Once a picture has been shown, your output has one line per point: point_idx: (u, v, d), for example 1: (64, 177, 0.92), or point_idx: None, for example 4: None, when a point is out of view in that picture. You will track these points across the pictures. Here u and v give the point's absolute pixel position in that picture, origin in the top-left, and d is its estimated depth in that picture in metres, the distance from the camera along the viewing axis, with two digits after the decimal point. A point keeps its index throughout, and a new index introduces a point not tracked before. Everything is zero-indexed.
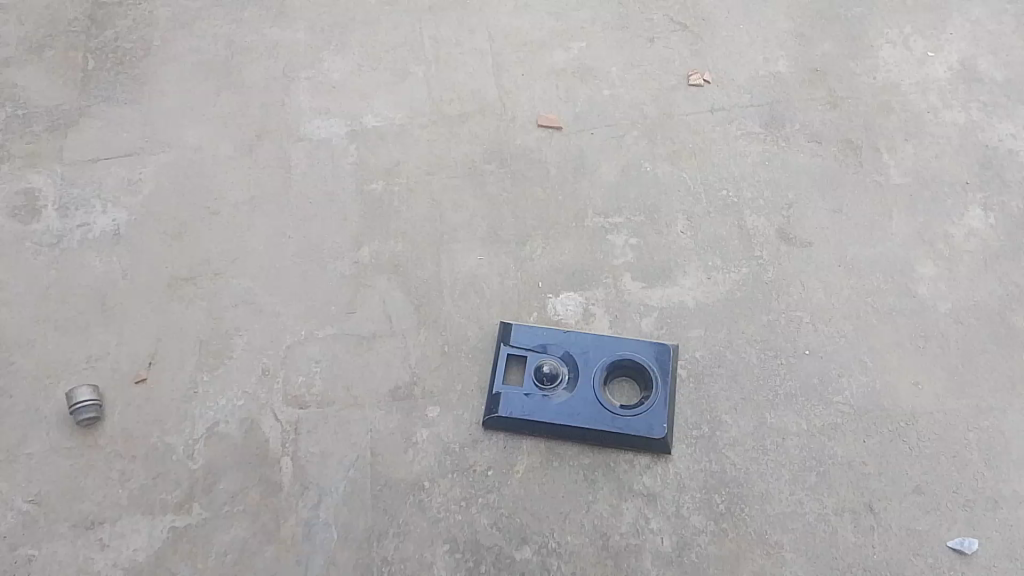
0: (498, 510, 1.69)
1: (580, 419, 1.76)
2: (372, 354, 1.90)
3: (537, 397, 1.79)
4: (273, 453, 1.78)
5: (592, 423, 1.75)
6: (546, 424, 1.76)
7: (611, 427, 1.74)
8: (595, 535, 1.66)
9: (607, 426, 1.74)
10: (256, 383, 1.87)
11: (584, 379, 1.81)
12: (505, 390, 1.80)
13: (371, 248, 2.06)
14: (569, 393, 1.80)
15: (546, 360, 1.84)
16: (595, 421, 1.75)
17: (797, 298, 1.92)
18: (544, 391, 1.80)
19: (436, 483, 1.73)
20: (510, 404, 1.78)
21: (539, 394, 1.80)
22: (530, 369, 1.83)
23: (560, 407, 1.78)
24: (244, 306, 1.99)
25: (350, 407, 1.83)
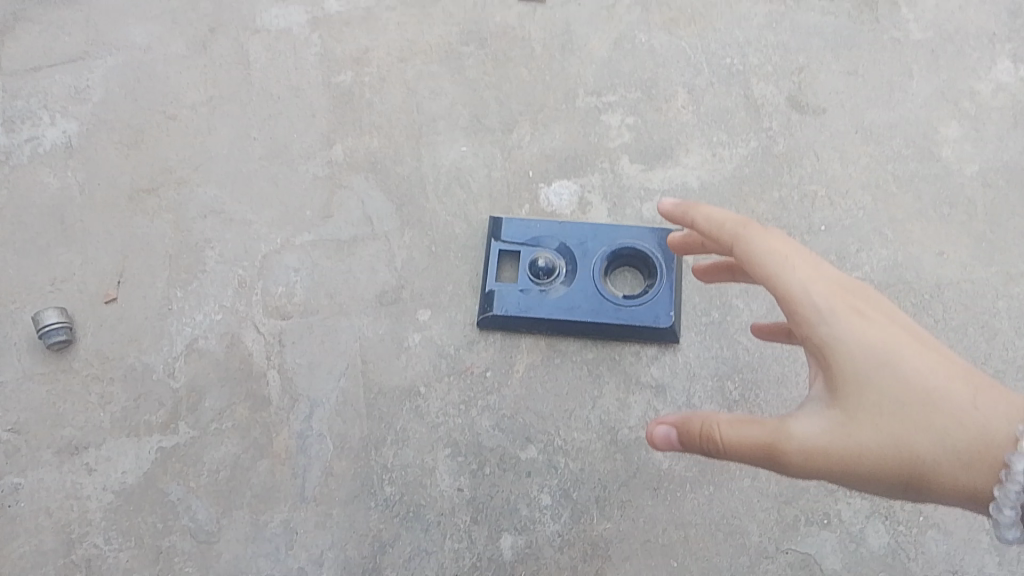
0: (500, 411, 1.60)
1: (581, 313, 1.63)
2: (356, 259, 1.78)
3: (534, 292, 1.67)
4: (258, 366, 1.67)
5: (593, 315, 1.63)
6: (545, 320, 1.64)
7: (614, 319, 1.62)
8: (603, 430, 1.57)
9: (610, 318, 1.62)
10: (234, 296, 1.75)
11: (583, 270, 1.68)
12: (499, 287, 1.67)
13: (346, 145, 1.90)
14: (568, 286, 1.67)
15: (541, 253, 1.70)
16: (597, 314, 1.63)
17: (811, 169, 1.78)
18: (540, 286, 1.67)
19: (432, 388, 1.63)
20: (505, 302, 1.66)
21: (535, 290, 1.67)
22: (525, 264, 1.70)
23: (559, 301, 1.65)
24: (214, 216, 1.85)
25: (336, 315, 1.72)
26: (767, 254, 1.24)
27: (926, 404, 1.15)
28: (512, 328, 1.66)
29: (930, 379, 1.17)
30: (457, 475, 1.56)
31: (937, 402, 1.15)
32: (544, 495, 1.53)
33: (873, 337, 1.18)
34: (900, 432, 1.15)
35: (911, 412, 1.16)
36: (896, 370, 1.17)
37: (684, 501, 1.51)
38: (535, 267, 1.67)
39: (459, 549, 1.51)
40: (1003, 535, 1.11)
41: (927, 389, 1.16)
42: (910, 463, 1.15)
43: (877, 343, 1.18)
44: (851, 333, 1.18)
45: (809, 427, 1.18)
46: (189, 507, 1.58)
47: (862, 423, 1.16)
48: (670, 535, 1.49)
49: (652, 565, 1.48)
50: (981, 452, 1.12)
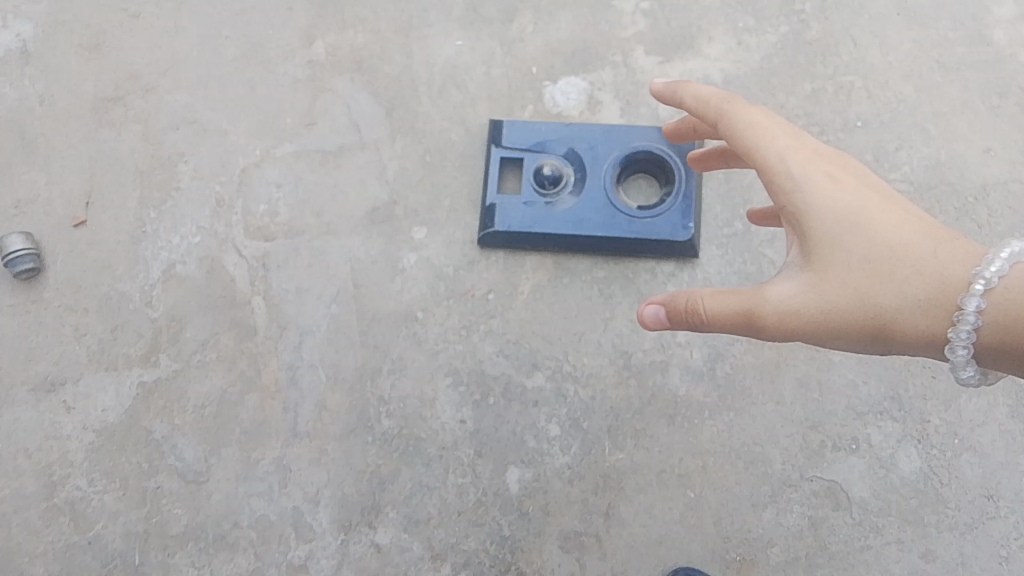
0: (504, 337, 1.48)
1: (591, 227, 1.48)
2: (343, 173, 1.61)
3: (539, 205, 1.51)
4: (242, 293, 1.55)
5: (604, 230, 1.48)
6: (551, 236, 1.49)
7: (627, 233, 1.47)
8: (615, 355, 1.45)
9: (623, 232, 1.47)
10: (213, 217, 1.60)
11: (593, 179, 1.51)
12: (501, 201, 1.51)
13: (326, 43, 1.70)
14: (576, 197, 1.51)
15: (547, 161, 1.53)
16: (609, 227, 1.48)
17: (850, 57, 1.57)
18: (546, 198, 1.51)
19: (430, 313, 1.51)
20: (508, 217, 1.50)
21: (541, 202, 1.51)
22: (528, 173, 1.53)
23: (567, 214, 1.49)
24: (186, 127, 1.67)
25: (324, 235, 1.58)
26: (741, 119, 1.16)
27: (900, 259, 1.05)
28: (516, 245, 1.51)
29: (906, 234, 1.06)
30: (459, 406, 1.46)
31: (912, 255, 1.04)
32: (552, 425, 1.44)
33: (844, 195, 1.09)
34: (870, 289, 1.05)
35: (883, 268, 1.05)
36: (867, 226, 1.07)
37: (702, 429, 1.41)
38: (540, 177, 1.51)
39: (463, 482, 1.43)
40: (959, 377, 1.03)
41: (902, 245, 1.05)
42: (881, 321, 1.05)
43: (849, 200, 1.08)
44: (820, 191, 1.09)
45: (783, 290, 1.09)
46: (178, 444, 1.50)
47: (831, 282, 1.07)
48: (686, 465, 1.40)
49: (668, 496, 1.39)
50: (951, 300, 1.01)
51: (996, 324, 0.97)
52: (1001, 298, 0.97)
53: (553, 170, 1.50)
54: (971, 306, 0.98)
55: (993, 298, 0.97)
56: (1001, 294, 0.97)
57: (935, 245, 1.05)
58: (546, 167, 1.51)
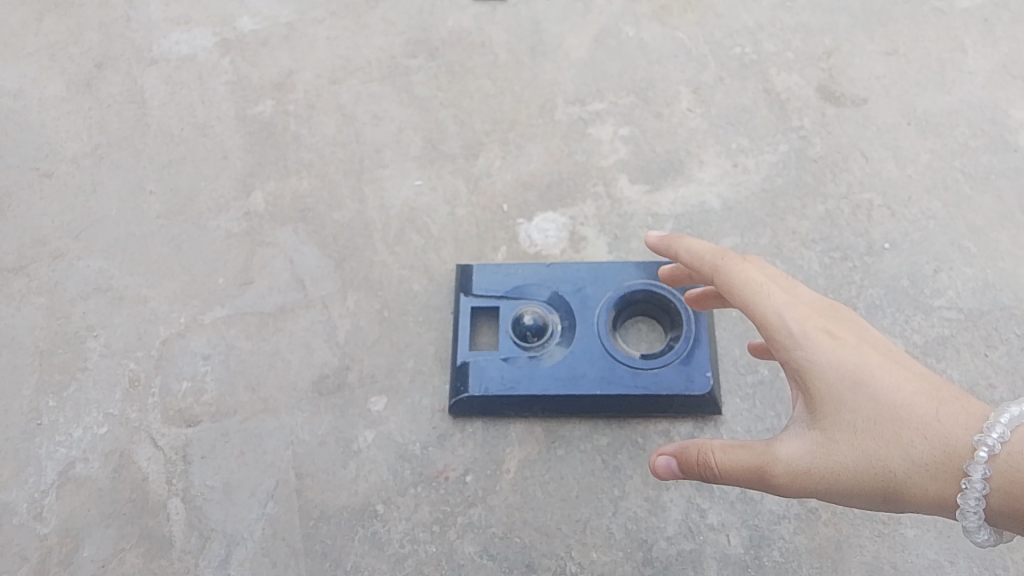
0: (487, 530, 1.17)
1: (586, 384, 1.22)
2: (285, 336, 1.36)
3: (522, 361, 1.24)
4: (156, 494, 1.23)
5: (603, 386, 1.21)
6: (540, 398, 1.22)
7: (631, 389, 1.21)
8: (631, 546, 1.14)
9: (626, 388, 1.21)
10: (124, 399, 1.32)
11: (584, 325, 1.26)
12: (475, 359, 1.25)
13: (267, 191, 1.50)
14: (566, 347, 1.25)
15: (527, 307, 1.28)
16: (608, 383, 1.21)
17: (860, 173, 1.40)
18: (529, 351, 1.25)
19: (393, 505, 1.20)
20: (484, 377, 1.24)
21: (523, 356, 1.25)
22: (506, 323, 1.28)
23: (556, 370, 1.23)
24: (99, 295, 1.43)
25: (261, 413, 1.29)
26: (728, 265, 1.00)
27: (906, 417, 0.85)
28: (497, 411, 1.24)
29: (912, 386, 0.87)
30: None
31: (918, 412, 0.85)
32: None
33: (844, 344, 0.91)
34: (876, 453, 0.86)
35: (888, 430, 0.86)
36: (867, 379, 0.88)
37: None
38: (519, 326, 1.26)
39: None
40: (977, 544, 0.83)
41: (907, 399, 0.86)
42: (891, 489, 0.86)
43: (850, 349, 0.90)
44: (816, 341, 0.91)
45: (793, 449, 0.91)
46: None
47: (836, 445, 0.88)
48: None
49: None
50: (957, 464, 0.81)
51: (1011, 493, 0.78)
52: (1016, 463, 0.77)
53: (536, 318, 1.25)
54: (978, 474, 0.79)
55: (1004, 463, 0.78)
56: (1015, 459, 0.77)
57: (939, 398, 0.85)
58: (528, 315, 1.26)
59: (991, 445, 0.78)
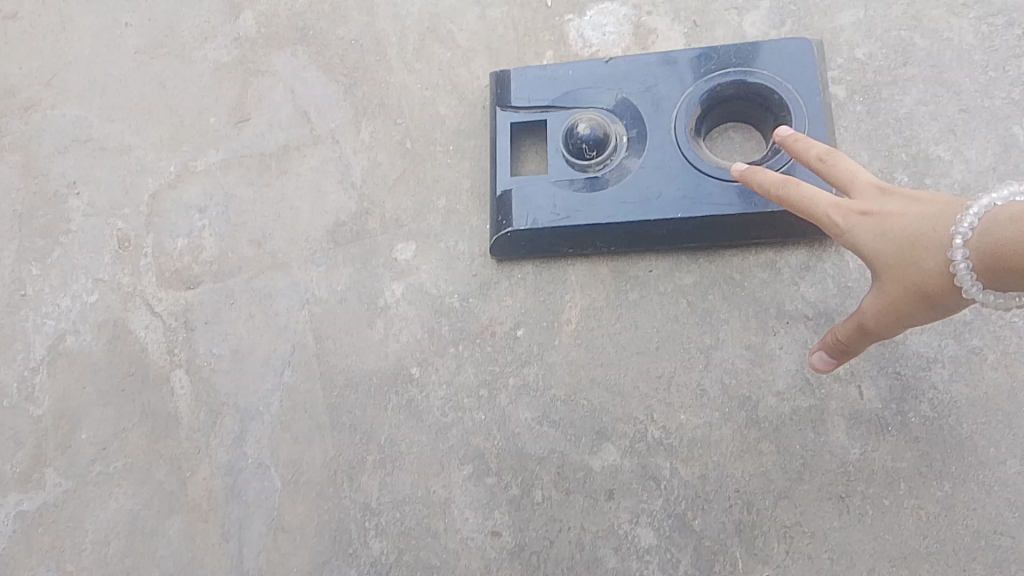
0: (547, 393, 0.95)
1: (663, 206, 0.95)
2: (291, 180, 1.13)
3: (579, 184, 0.98)
4: (156, 367, 1.05)
5: (686, 208, 0.95)
6: (605, 227, 0.96)
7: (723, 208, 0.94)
8: (731, 404, 0.91)
9: (714, 207, 0.94)
10: (114, 263, 1.12)
11: (656, 134, 0.98)
12: (519, 185, 0.99)
13: (258, 11, 1.23)
14: (635, 162, 0.98)
15: (581, 115, 1.01)
16: (691, 204, 0.95)
17: None
18: (586, 171, 0.99)
19: (431, 368, 0.99)
20: (533, 207, 0.98)
21: (580, 178, 0.98)
22: (555, 139, 1.01)
23: (623, 193, 0.96)
24: (77, 147, 1.21)
25: (269, 270, 1.08)
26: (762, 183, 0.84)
27: (923, 247, 0.69)
28: (552, 249, 0.99)
29: (926, 210, 0.70)
30: (488, 510, 0.92)
31: (930, 237, 0.68)
32: (642, 530, 0.88)
33: (875, 202, 0.74)
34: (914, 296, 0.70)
35: (914, 271, 0.69)
36: (882, 223, 0.72)
37: (897, 517, 0.85)
38: (572, 141, 0.98)
39: None
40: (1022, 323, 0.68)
41: (918, 227, 0.69)
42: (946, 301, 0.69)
43: (877, 206, 0.73)
44: (845, 217, 0.74)
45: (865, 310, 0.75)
46: None
47: (887, 307, 0.73)
48: None
49: None
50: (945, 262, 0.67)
51: (1002, 272, 0.64)
52: (994, 239, 0.64)
53: (593, 129, 0.97)
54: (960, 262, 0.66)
55: (981, 245, 0.64)
56: (990, 236, 0.64)
57: (944, 211, 0.68)
58: (582, 125, 0.98)
59: (965, 229, 0.65)
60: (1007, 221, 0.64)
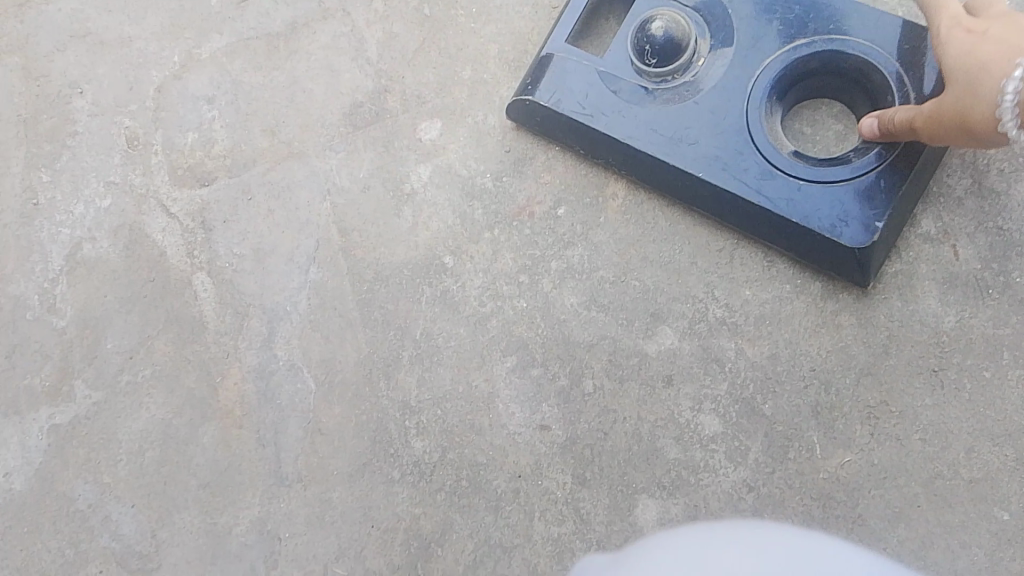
0: (595, 275, 0.86)
1: (690, 154, 0.83)
2: (301, 60, 1.02)
3: (622, 84, 0.86)
4: (177, 271, 0.99)
5: (729, 147, 0.82)
6: (623, 128, 0.85)
7: (768, 155, 0.81)
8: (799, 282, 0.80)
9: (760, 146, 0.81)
10: (125, 163, 1.05)
11: (740, 51, 0.84)
12: (565, 57, 0.88)
13: None
14: (695, 77, 0.85)
15: (666, 13, 0.85)
16: (739, 141, 0.82)
17: None
18: (641, 77, 0.86)
19: (465, 255, 0.90)
20: (562, 84, 0.87)
21: (629, 79, 0.86)
22: (629, 30, 0.87)
23: (664, 104, 0.85)
24: (75, 42, 1.12)
25: (286, 161, 0.99)
26: None
27: (988, 71, 0.66)
28: (559, 128, 0.88)
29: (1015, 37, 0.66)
30: (536, 404, 0.85)
31: (998, 68, 0.65)
32: (706, 417, 0.80)
33: (985, 21, 0.70)
34: (959, 116, 0.68)
35: (975, 92, 0.67)
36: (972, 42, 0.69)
37: (999, 390, 0.75)
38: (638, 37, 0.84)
39: (562, 535, 0.81)
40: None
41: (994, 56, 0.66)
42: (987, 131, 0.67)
43: (982, 25, 0.69)
44: (949, 28, 0.72)
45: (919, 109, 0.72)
46: (109, 517, 0.93)
47: (934, 115, 0.70)
48: (981, 460, 0.75)
49: (955, 523, 0.74)
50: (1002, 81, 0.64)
51: None
52: None
53: (667, 30, 0.83)
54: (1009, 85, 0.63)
55: None
56: None
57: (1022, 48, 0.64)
58: (657, 23, 0.83)
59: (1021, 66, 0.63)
60: None
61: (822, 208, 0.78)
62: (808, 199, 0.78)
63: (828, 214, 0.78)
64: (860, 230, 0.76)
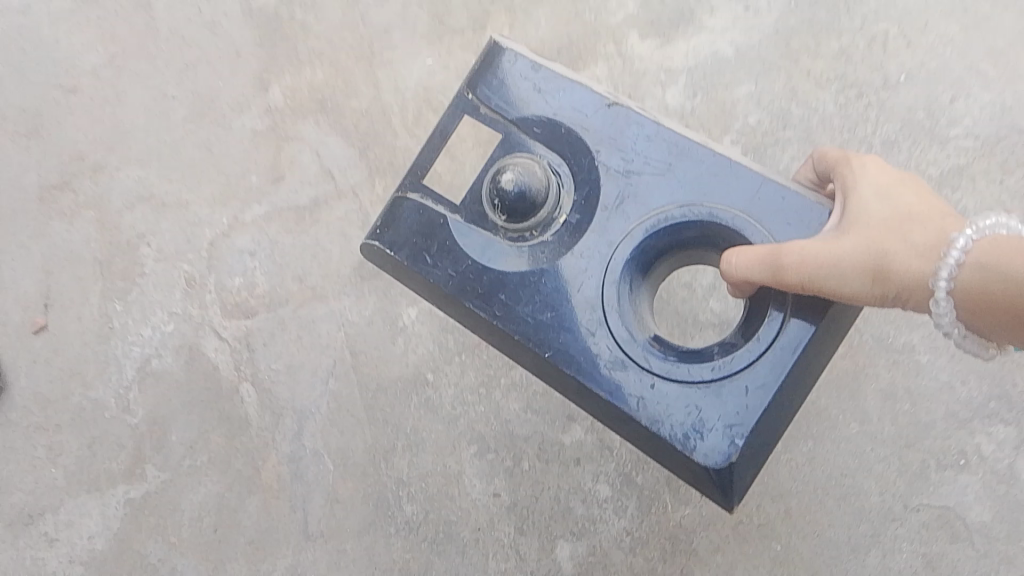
0: (529, 388, 1.28)
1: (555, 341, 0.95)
2: (322, 228, 1.43)
3: (474, 236, 0.99)
4: (227, 381, 1.36)
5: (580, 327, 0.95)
6: (476, 286, 0.98)
7: (632, 350, 0.94)
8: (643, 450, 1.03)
9: (628, 344, 0.94)
10: (184, 298, 1.42)
11: (604, 212, 0.98)
12: (411, 209, 1.02)
13: (284, 85, 1.51)
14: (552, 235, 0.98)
15: (520, 166, 0.97)
16: (593, 319, 0.95)
17: (876, 4, 1.37)
18: (496, 227, 0.99)
19: (442, 373, 1.31)
20: (409, 235, 1.01)
21: (482, 231, 1.00)
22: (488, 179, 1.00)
23: (514, 266, 0.98)
24: (142, 203, 1.50)
25: (311, 301, 1.39)
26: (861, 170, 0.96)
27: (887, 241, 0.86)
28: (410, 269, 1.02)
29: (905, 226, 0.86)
30: (490, 477, 1.25)
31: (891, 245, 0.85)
32: (601, 485, 1.23)
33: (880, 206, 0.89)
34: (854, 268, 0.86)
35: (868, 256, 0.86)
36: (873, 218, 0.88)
37: (777, 466, 1.20)
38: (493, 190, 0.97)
39: (507, 567, 1.22)
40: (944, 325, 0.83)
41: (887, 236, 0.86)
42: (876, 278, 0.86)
43: (879, 208, 0.89)
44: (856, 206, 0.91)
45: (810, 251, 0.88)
46: (175, 566, 1.30)
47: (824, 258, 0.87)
48: (766, 510, 1.19)
49: (751, 553, 1.19)
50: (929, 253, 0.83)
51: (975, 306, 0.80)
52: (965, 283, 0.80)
53: (517, 186, 0.96)
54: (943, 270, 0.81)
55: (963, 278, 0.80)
56: (970, 283, 0.80)
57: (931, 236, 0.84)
58: (508, 177, 0.96)
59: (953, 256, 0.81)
60: (983, 266, 0.79)
61: (674, 408, 0.92)
62: (659, 396, 0.93)
63: (673, 412, 0.92)
64: (718, 450, 0.90)
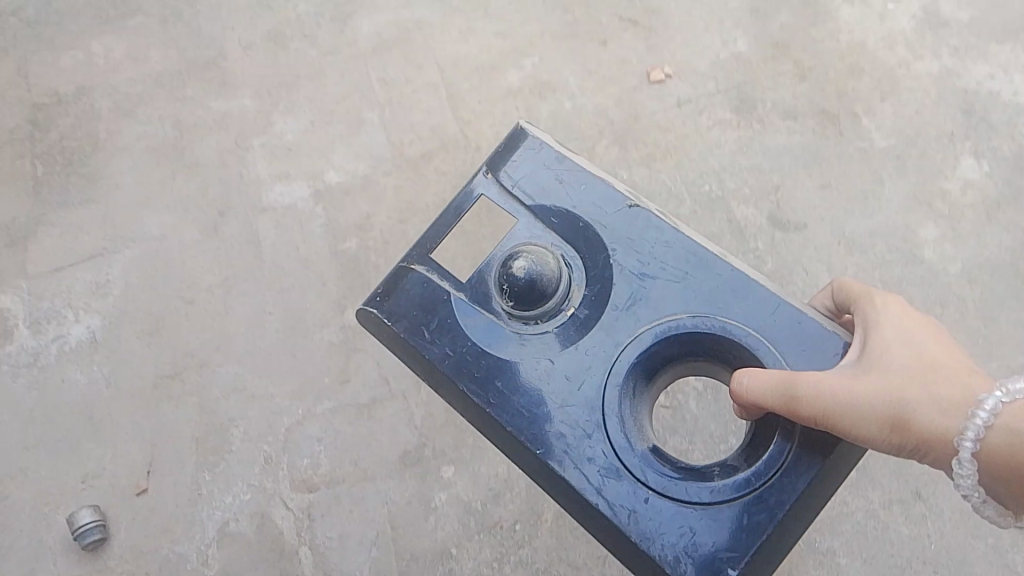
0: (533, 564, 1.71)
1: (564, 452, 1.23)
2: (376, 423, 1.84)
3: (476, 315, 1.32)
4: (290, 544, 1.77)
5: (579, 430, 1.24)
6: (470, 371, 1.29)
7: (629, 460, 1.21)
8: None
9: (624, 452, 1.22)
10: (261, 473, 1.83)
11: (614, 311, 1.29)
12: (412, 286, 1.35)
13: (358, 311, 1.97)
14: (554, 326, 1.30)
15: (527, 256, 1.29)
16: (589, 421, 1.24)
17: (803, 286, 1.87)
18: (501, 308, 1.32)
19: (463, 548, 1.73)
20: (411, 314, 1.34)
21: (487, 312, 1.32)
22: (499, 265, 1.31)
23: (511, 356, 1.29)
24: (235, 394, 1.91)
25: (363, 482, 1.80)
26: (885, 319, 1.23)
27: (912, 396, 1.12)
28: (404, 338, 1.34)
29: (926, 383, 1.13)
30: None
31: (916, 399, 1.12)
32: None
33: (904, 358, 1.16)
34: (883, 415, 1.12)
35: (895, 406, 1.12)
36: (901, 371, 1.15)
37: None
38: (507, 269, 1.28)
39: None
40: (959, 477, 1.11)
41: (911, 390, 1.13)
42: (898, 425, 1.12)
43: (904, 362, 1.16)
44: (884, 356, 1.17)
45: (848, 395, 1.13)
46: None
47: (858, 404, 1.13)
48: None
49: None
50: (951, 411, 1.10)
51: (988, 462, 1.08)
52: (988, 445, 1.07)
53: (524, 272, 1.27)
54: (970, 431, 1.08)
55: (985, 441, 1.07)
56: (988, 445, 1.07)
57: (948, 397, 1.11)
58: (519, 265, 1.27)
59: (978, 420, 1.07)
60: (1000, 431, 1.06)
61: (669, 523, 1.18)
62: (655, 510, 1.19)
63: (667, 524, 1.18)
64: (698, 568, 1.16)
